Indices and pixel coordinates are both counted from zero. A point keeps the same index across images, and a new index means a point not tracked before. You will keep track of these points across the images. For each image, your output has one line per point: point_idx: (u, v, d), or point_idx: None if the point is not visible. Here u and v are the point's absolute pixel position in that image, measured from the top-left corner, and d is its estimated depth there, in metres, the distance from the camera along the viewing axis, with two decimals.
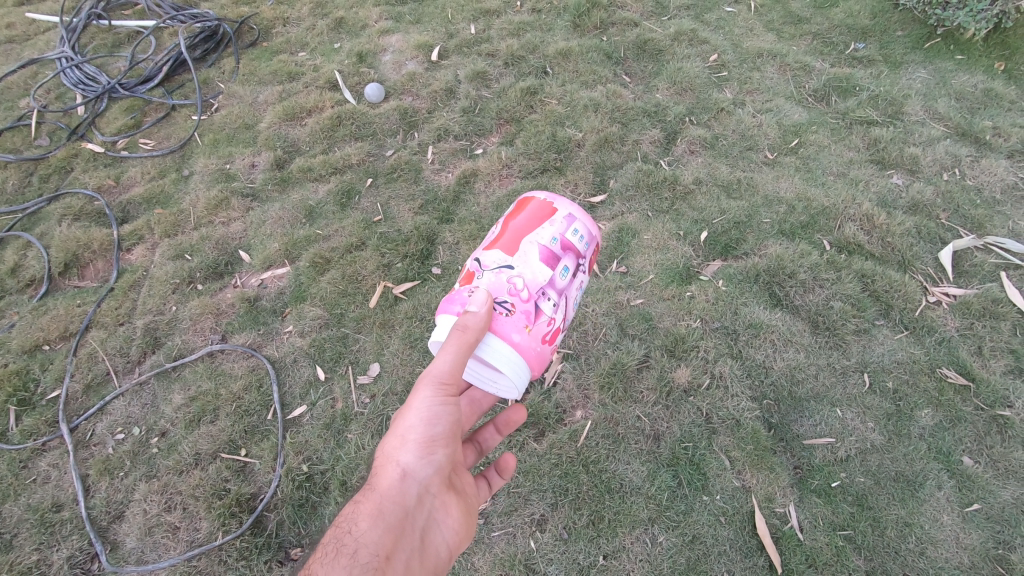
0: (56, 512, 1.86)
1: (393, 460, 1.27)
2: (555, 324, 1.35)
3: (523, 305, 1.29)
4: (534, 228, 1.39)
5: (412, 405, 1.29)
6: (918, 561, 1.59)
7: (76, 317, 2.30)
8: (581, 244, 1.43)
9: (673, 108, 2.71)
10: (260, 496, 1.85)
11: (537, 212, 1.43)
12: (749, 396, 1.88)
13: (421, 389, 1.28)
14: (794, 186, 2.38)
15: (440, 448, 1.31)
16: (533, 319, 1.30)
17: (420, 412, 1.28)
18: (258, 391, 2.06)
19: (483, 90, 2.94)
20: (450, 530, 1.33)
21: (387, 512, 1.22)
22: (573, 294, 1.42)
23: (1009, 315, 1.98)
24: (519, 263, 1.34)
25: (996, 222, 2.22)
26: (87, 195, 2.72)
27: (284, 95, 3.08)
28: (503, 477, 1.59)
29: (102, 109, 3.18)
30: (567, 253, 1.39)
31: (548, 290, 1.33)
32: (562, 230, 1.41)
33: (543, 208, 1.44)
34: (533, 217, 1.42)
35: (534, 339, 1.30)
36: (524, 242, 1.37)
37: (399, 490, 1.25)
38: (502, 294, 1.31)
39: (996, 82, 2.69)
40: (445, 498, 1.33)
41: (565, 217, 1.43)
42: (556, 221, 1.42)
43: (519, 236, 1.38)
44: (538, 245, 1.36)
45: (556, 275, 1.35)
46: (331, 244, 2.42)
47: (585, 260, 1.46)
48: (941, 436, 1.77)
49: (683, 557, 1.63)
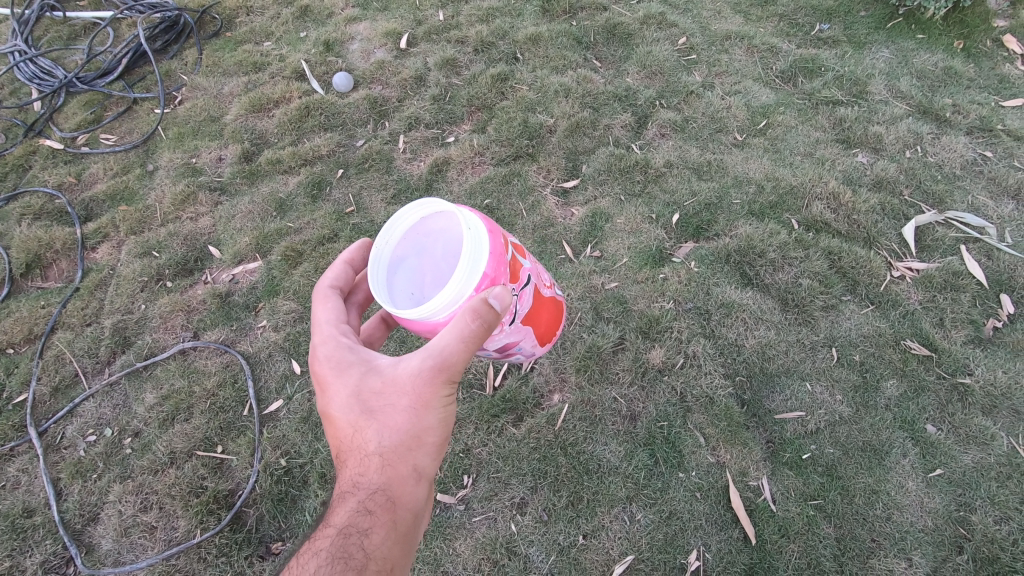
0: (27, 518, 1.82)
1: (407, 465, 1.16)
2: None
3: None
4: (534, 333, 1.39)
5: (433, 405, 1.14)
6: (885, 526, 1.64)
7: (41, 319, 2.24)
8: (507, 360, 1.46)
9: (643, 93, 2.72)
10: (238, 492, 1.84)
11: (546, 332, 1.45)
12: (722, 373, 1.91)
13: (442, 386, 1.13)
14: (763, 167, 2.41)
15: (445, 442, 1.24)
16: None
17: (439, 414, 1.16)
18: (233, 387, 2.04)
19: (454, 78, 2.91)
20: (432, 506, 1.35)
21: (406, 522, 1.16)
22: None
23: (969, 287, 2.04)
24: (513, 330, 1.26)
25: (955, 197, 2.28)
26: (47, 193, 2.64)
27: (250, 86, 3.02)
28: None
29: (60, 104, 3.08)
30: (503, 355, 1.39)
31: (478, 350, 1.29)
32: (524, 352, 1.43)
33: (546, 336, 1.46)
34: (546, 325, 1.42)
35: None
36: (528, 326, 1.33)
37: (415, 495, 1.18)
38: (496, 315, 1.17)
39: (955, 60, 2.75)
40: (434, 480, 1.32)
41: (537, 350, 1.48)
42: (536, 345, 1.45)
43: (533, 323, 1.35)
44: (517, 342, 1.34)
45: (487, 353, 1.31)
46: (303, 237, 2.39)
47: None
48: (906, 405, 1.83)
49: (661, 533, 1.67)
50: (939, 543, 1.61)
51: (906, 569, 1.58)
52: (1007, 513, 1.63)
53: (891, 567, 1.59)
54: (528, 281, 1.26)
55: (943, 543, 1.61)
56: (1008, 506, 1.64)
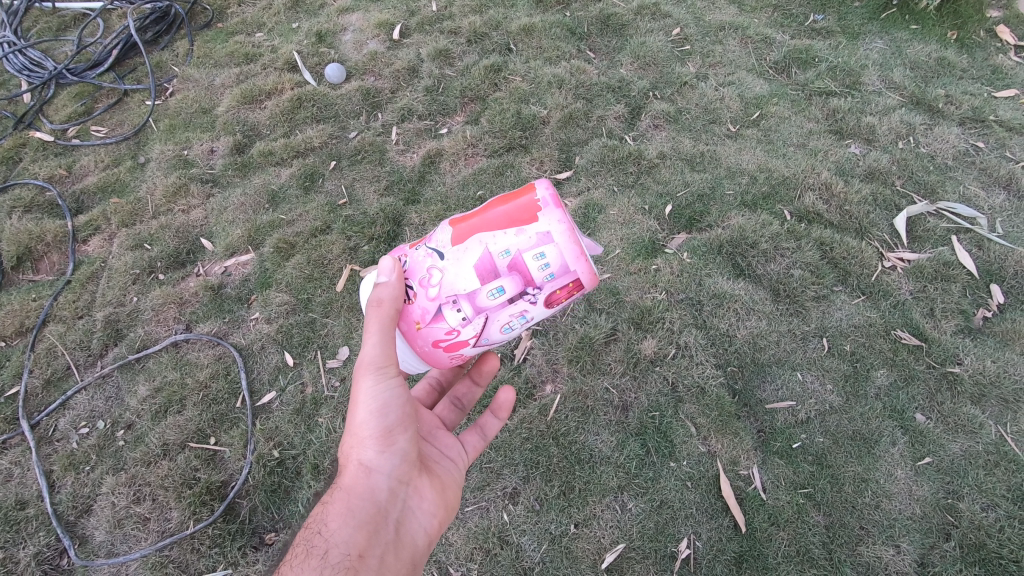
0: (21, 510, 1.83)
1: (353, 458, 1.27)
2: (458, 334, 1.24)
3: (430, 305, 1.24)
4: (495, 230, 1.20)
5: (360, 397, 1.27)
6: (873, 514, 1.66)
7: (32, 312, 2.23)
8: (540, 276, 1.18)
9: (637, 83, 2.72)
10: (231, 484, 1.85)
11: (517, 212, 1.21)
12: (713, 363, 1.92)
13: (362, 378, 1.26)
14: (756, 158, 2.41)
15: (398, 437, 1.31)
16: (429, 320, 1.25)
17: (368, 404, 1.27)
18: (225, 379, 2.04)
19: (447, 69, 2.90)
20: (427, 514, 1.35)
21: (358, 509, 1.23)
22: (504, 318, 1.23)
23: (959, 277, 2.05)
24: (450, 259, 1.22)
25: (947, 187, 2.29)
26: (38, 186, 2.62)
27: (242, 77, 3.00)
28: (500, 418, 1.66)
29: (50, 96, 3.06)
30: (506, 274, 1.19)
31: (460, 301, 1.21)
32: (524, 248, 1.17)
33: (528, 213, 1.19)
34: (502, 216, 1.21)
35: (425, 339, 1.27)
36: (471, 237, 1.21)
37: (368, 486, 1.26)
38: (420, 278, 1.26)
39: (949, 51, 2.75)
40: (417, 484, 1.35)
41: (540, 233, 1.18)
42: (524, 231, 1.18)
43: (476, 228, 1.22)
44: (482, 252, 1.19)
45: (479, 295, 1.20)
46: (296, 229, 2.38)
47: (538, 290, 1.20)
48: (896, 395, 1.84)
49: (652, 522, 1.68)
50: (927, 530, 1.63)
51: (894, 556, 1.60)
52: (994, 500, 1.65)
53: (880, 554, 1.60)
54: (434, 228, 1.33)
55: (930, 530, 1.63)
56: (995, 494, 1.66)
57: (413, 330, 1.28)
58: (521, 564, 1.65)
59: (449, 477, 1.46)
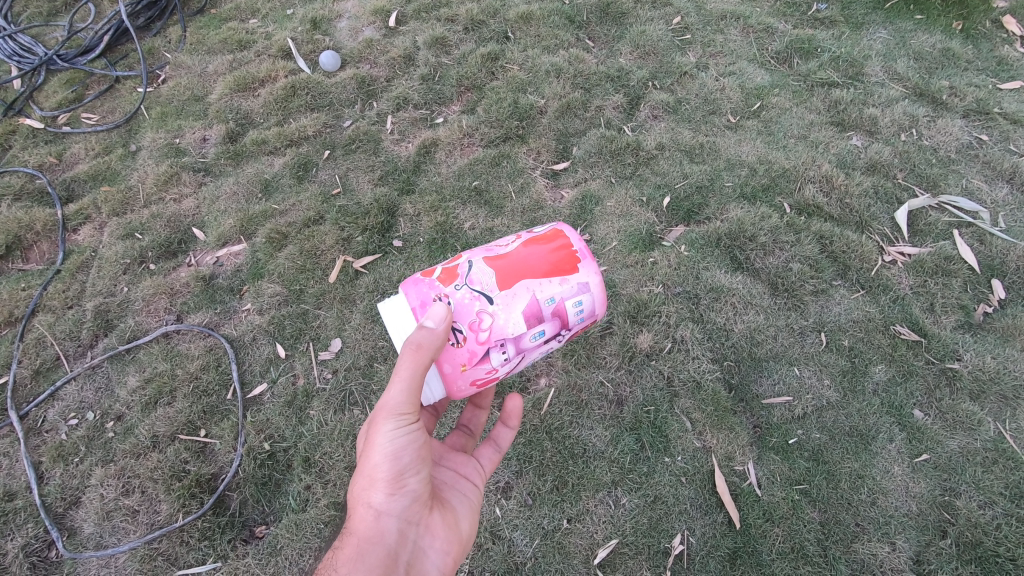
0: (8, 501, 1.81)
1: (364, 501, 1.23)
2: (495, 373, 1.24)
3: (477, 349, 1.19)
4: (539, 277, 1.21)
5: (375, 440, 1.22)
6: (870, 510, 1.64)
7: (21, 301, 2.21)
8: (576, 322, 1.25)
9: (635, 73, 2.67)
10: (221, 476, 1.83)
11: (560, 261, 1.24)
12: (709, 358, 1.90)
13: (381, 422, 1.21)
14: (756, 149, 2.37)
15: (411, 479, 1.26)
16: (473, 362, 1.20)
17: (383, 447, 1.22)
18: (216, 370, 2.02)
19: (443, 57, 2.85)
20: (439, 552, 1.30)
21: (368, 554, 1.19)
22: (534, 356, 1.27)
23: (960, 272, 2.02)
24: (501, 303, 1.19)
25: (949, 180, 2.25)
26: (27, 173, 2.59)
27: (235, 64, 2.95)
28: (512, 428, 1.61)
29: (40, 82, 3.01)
30: (551, 319, 1.21)
31: (507, 344, 1.20)
32: (568, 296, 1.22)
33: (569, 264, 1.24)
34: (544, 263, 1.23)
35: (464, 379, 1.21)
36: (520, 283, 1.20)
37: (379, 528, 1.22)
38: (465, 321, 1.19)
39: (953, 42, 2.70)
40: (428, 522, 1.30)
41: (582, 284, 1.24)
42: (570, 281, 1.23)
43: (523, 273, 1.21)
44: (535, 300, 1.19)
45: (527, 339, 1.20)
46: (289, 219, 2.35)
47: (568, 332, 1.27)
48: (894, 390, 1.82)
49: (645, 517, 1.67)
50: (923, 528, 1.61)
51: (890, 553, 1.58)
52: (992, 498, 1.63)
53: (875, 551, 1.59)
54: (467, 265, 1.26)
55: (927, 527, 1.61)
56: (992, 491, 1.64)
57: (454, 372, 1.20)
58: (513, 560, 1.64)
59: (463, 507, 1.41)
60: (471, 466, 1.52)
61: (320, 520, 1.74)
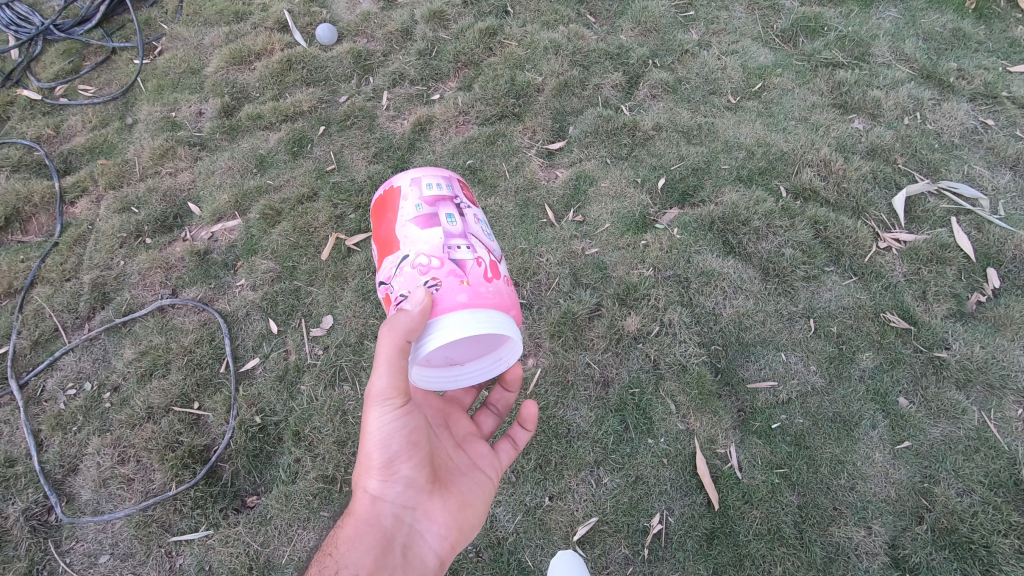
0: (9, 467, 1.86)
1: (361, 485, 1.30)
2: (483, 260, 1.35)
3: (449, 270, 1.29)
4: (398, 215, 1.43)
5: (366, 429, 1.28)
6: (848, 495, 1.66)
7: (20, 273, 2.23)
8: (445, 191, 1.45)
9: (635, 50, 2.62)
10: (213, 448, 1.87)
11: (389, 202, 1.47)
12: (697, 342, 1.90)
13: (370, 411, 1.26)
14: (755, 132, 2.34)
15: (401, 465, 1.30)
16: (461, 274, 1.29)
17: (372, 434, 1.27)
18: (210, 344, 2.05)
19: (441, 31, 2.81)
20: (437, 536, 1.33)
21: (363, 534, 1.26)
22: (475, 230, 1.43)
23: (955, 260, 2.00)
24: (411, 246, 1.35)
25: (951, 166, 2.21)
26: (25, 145, 2.60)
27: (231, 36, 2.92)
28: (529, 429, 1.58)
29: (37, 52, 3.00)
30: (434, 205, 1.41)
31: (451, 243, 1.35)
32: (420, 192, 1.43)
33: (390, 197, 1.48)
34: (390, 210, 1.46)
35: (477, 285, 1.29)
36: (398, 235, 1.40)
37: (375, 509, 1.29)
38: (419, 277, 1.30)
39: (965, 22, 2.62)
40: (427, 507, 1.33)
41: (409, 182, 1.46)
42: (409, 188, 1.45)
43: (392, 235, 1.42)
44: (409, 222, 1.39)
45: (447, 227, 1.37)
46: (283, 195, 2.35)
47: (459, 201, 1.46)
48: (881, 377, 1.82)
49: (626, 497, 1.70)
50: (900, 513, 1.63)
51: (865, 537, 1.61)
52: (971, 485, 1.65)
53: (851, 535, 1.61)
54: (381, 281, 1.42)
55: (904, 513, 1.63)
56: (972, 479, 1.66)
57: (466, 291, 1.28)
58: (495, 534, 1.67)
59: (470, 492, 1.41)
60: (487, 453, 1.52)
61: (309, 493, 1.78)
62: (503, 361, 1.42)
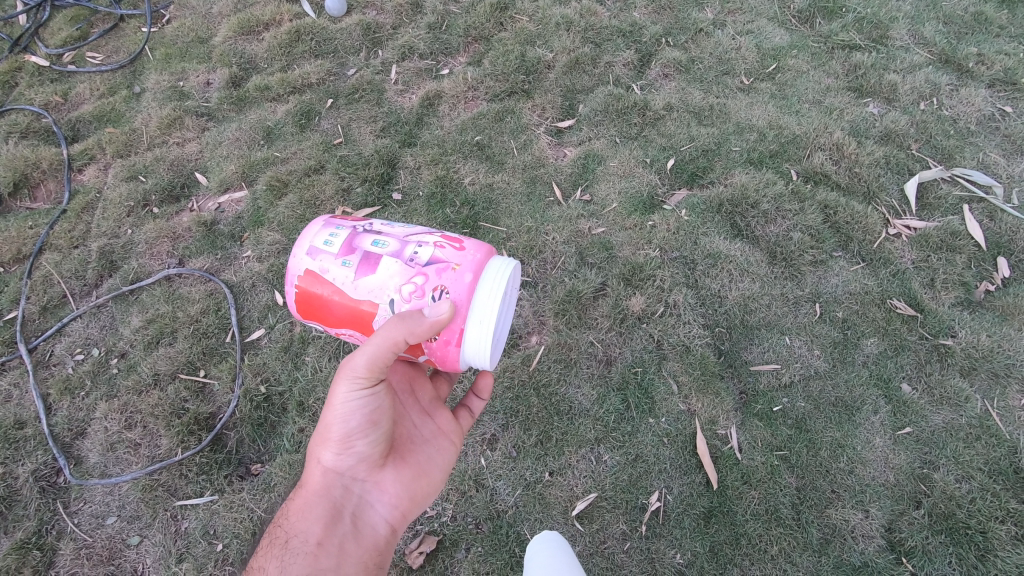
0: (19, 430, 1.89)
1: (316, 456, 1.31)
2: (439, 241, 1.29)
3: (434, 272, 1.23)
4: (340, 288, 1.29)
5: (330, 402, 1.27)
6: (846, 479, 1.67)
7: (28, 239, 2.24)
8: (345, 231, 1.33)
9: (649, 29, 2.58)
10: (219, 416, 1.90)
11: (314, 289, 1.32)
12: (701, 323, 1.90)
13: (339, 383, 1.25)
14: (767, 114, 2.31)
15: (358, 441, 1.30)
16: (444, 264, 1.24)
17: (333, 409, 1.27)
18: (216, 314, 2.06)
19: (451, 5, 2.77)
20: (387, 505, 1.36)
21: (313, 506, 1.29)
22: (398, 231, 1.34)
23: (965, 248, 1.98)
24: (385, 291, 1.25)
25: (966, 153, 2.18)
26: (33, 112, 2.59)
27: (240, 6, 2.90)
28: (485, 398, 1.62)
29: (45, 18, 2.98)
30: (353, 248, 1.30)
31: (404, 255, 1.26)
32: (332, 253, 1.30)
33: (309, 287, 1.32)
34: (326, 292, 1.31)
35: (461, 259, 1.25)
36: (361, 299, 1.28)
37: (326, 481, 1.31)
38: (423, 299, 1.22)
39: (987, 6, 2.57)
40: (378, 479, 1.35)
41: (309, 257, 1.32)
42: (315, 256, 1.32)
43: (356, 305, 1.28)
44: (356, 279, 1.27)
45: (388, 250, 1.28)
46: (290, 167, 2.34)
47: (364, 226, 1.35)
48: (884, 363, 1.81)
49: (626, 474, 1.71)
50: (898, 498, 1.64)
51: (862, 520, 1.62)
52: (970, 472, 1.65)
53: (848, 517, 1.62)
54: None
55: (902, 497, 1.64)
56: (971, 466, 1.66)
57: (462, 271, 1.23)
58: (495, 507, 1.70)
59: (428, 464, 1.43)
60: (450, 422, 1.53)
61: None
62: (517, 294, 1.41)
